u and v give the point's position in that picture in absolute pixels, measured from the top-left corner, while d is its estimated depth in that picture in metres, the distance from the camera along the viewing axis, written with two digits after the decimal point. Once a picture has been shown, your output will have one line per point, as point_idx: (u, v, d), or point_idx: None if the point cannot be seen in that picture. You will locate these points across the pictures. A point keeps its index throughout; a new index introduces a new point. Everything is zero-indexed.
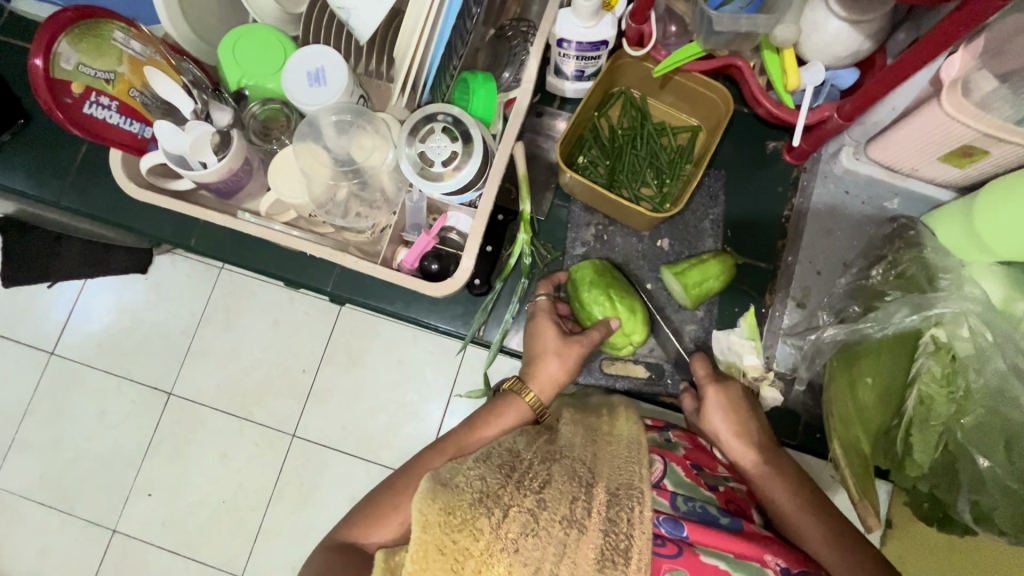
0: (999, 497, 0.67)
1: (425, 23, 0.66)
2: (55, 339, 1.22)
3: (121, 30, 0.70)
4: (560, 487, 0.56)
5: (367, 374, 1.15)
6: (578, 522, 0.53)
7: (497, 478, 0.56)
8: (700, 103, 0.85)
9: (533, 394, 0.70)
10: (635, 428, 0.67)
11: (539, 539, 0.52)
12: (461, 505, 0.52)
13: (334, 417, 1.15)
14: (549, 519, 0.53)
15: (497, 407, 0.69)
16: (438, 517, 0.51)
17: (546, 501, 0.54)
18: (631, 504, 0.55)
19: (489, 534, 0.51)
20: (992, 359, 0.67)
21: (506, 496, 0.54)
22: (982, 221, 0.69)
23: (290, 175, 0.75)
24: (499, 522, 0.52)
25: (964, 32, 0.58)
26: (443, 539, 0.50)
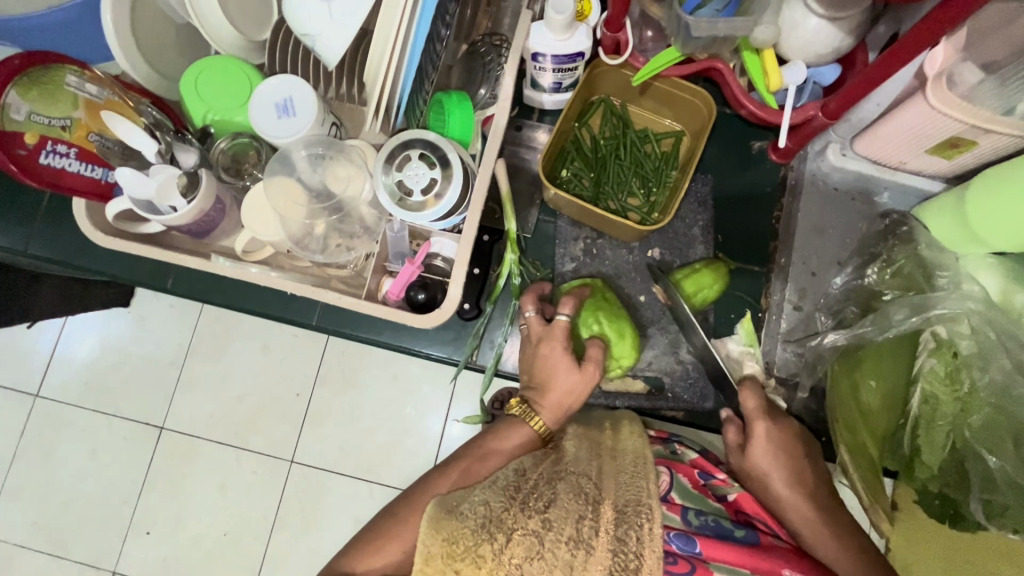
0: (1012, 496, 0.66)
1: (393, 47, 0.63)
2: (40, 380, 1.18)
3: (74, 74, 0.67)
4: (566, 505, 0.56)
5: (361, 392, 1.12)
6: (585, 542, 0.53)
7: (501, 501, 0.55)
8: (682, 108, 0.83)
9: (540, 419, 0.67)
10: (640, 440, 0.66)
11: (545, 561, 0.51)
12: (465, 532, 0.52)
13: (332, 439, 1.12)
14: (555, 540, 0.52)
15: (500, 432, 0.66)
16: (442, 548, 0.51)
17: (552, 522, 0.54)
18: (638, 521, 0.55)
19: (492, 561, 0.50)
20: (995, 356, 0.66)
21: (510, 519, 0.54)
22: (976, 213, 0.68)
23: (263, 212, 0.72)
24: (503, 547, 0.51)
25: (947, 29, 0.56)
26: (446, 567, 0.50)
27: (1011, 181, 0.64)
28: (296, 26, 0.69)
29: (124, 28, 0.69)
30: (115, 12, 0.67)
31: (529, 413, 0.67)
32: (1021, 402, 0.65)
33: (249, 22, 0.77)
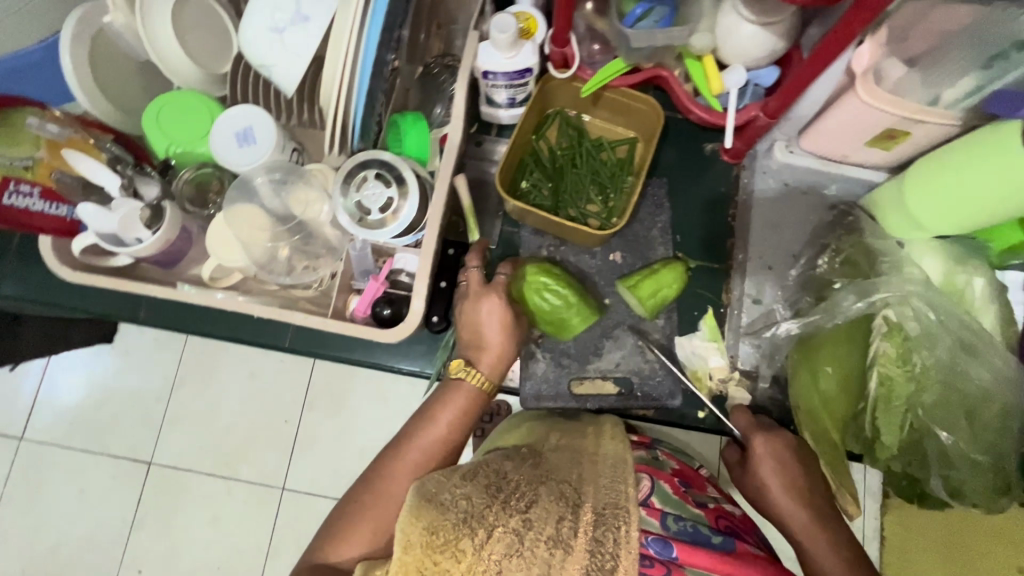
0: (968, 470, 0.69)
1: (343, 72, 0.66)
2: (24, 422, 1.17)
3: (35, 116, 0.69)
4: (546, 506, 0.55)
5: (352, 416, 1.14)
6: (564, 542, 0.52)
7: (483, 497, 0.55)
8: (633, 116, 0.86)
9: (479, 375, 0.70)
10: (621, 445, 0.67)
11: (524, 560, 0.50)
12: (444, 525, 0.52)
13: (323, 463, 1.14)
14: (534, 539, 0.52)
15: (445, 398, 0.68)
16: (421, 538, 0.51)
17: (532, 522, 0.53)
18: (617, 523, 0.54)
19: (471, 555, 0.50)
20: (940, 337, 0.69)
21: (490, 516, 0.53)
22: (915, 195, 0.72)
23: (226, 240, 0.74)
24: (482, 543, 0.51)
25: (860, 27, 0.60)
26: (424, 559, 0.51)
27: (947, 163, 0.68)
28: (254, 59, 0.71)
29: (84, 65, 0.73)
30: (75, 53, 0.71)
31: (467, 372, 0.69)
32: (968, 378, 0.68)
33: (207, 55, 0.79)
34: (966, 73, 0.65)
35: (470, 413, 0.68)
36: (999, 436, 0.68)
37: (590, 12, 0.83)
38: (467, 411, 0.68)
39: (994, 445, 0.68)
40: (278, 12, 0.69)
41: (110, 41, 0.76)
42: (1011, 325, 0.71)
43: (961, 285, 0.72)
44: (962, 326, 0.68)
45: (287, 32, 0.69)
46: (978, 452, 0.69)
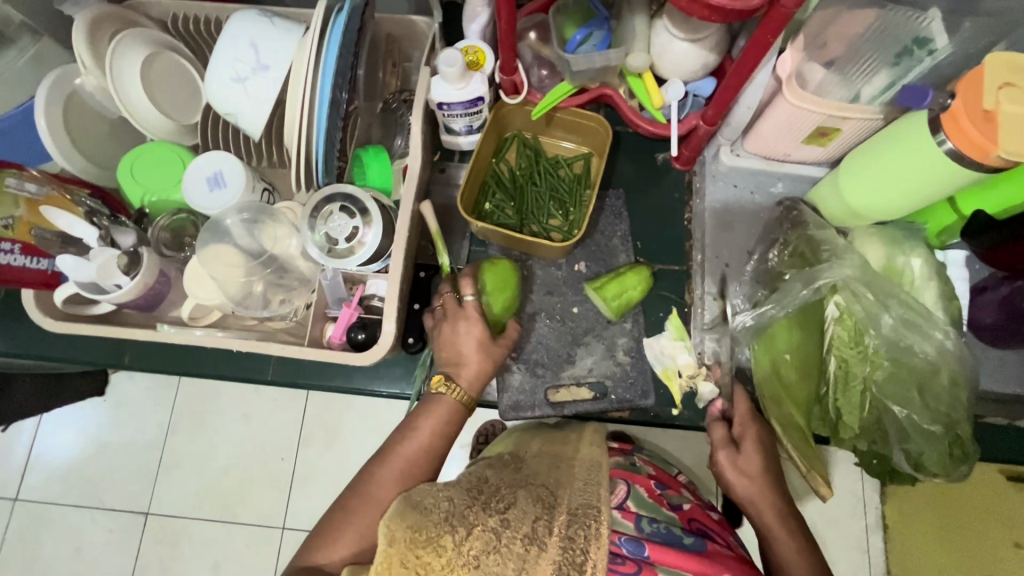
0: (924, 441, 0.73)
1: (303, 114, 0.71)
2: (18, 483, 1.18)
3: (14, 176, 0.72)
4: (524, 507, 0.57)
5: (346, 448, 1.16)
6: (539, 539, 0.53)
7: (464, 498, 0.56)
8: (585, 133, 0.91)
9: (461, 389, 0.71)
10: (597, 451, 0.70)
11: (501, 555, 0.51)
12: (427, 523, 0.51)
13: (320, 499, 1.15)
14: (511, 536, 0.53)
15: (429, 410, 0.70)
16: (405, 533, 0.49)
17: (510, 521, 0.54)
18: (588, 521, 0.56)
19: (452, 551, 0.49)
20: (881, 316, 0.72)
21: (471, 515, 0.54)
22: (851, 186, 0.76)
23: (203, 281, 0.77)
24: (463, 539, 0.51)
25: (774, 39, 0.64)
26: (409, 553, 0.48)
27: (879, 152, 0.72)
28: (219, 108, 0.75)
29: (58, 125, 0.77)
30: (50, 114, 0.76)
31: (447, 386, 0.71)
32: (912, 352, 0.72)
33: (176, 107, 0.84)
34: (879, 70, 0.71)
35: (449, 422, 0.70)
36: (951, 406, 0.71)
37: (535, 41, 0.88)
38: (450, 425, 0.70)
39: (946, 415, 0.71)
40: (239, 64, 0.74)
41: (82, 101, 0.81)
42: (953, 301, 0.75)
43: (900, 267, 0.76)
44: (902, 304, 0.71)
45: (249, 80, 0.74)
46: (931, 421, 0.72)
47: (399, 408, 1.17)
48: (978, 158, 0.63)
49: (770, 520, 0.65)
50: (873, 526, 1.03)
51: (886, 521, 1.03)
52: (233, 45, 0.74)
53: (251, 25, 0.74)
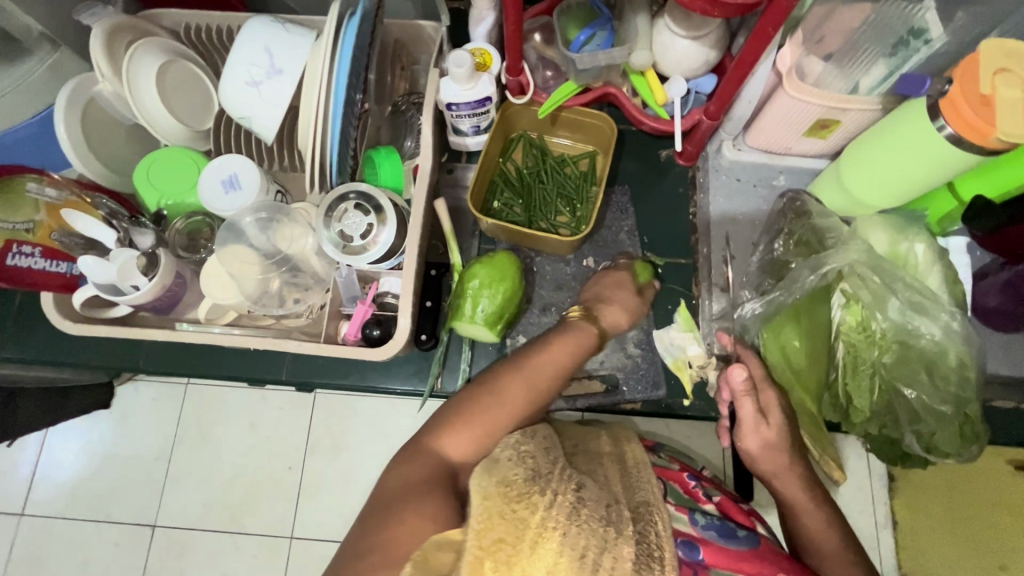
0: (935, 422, 0.73)
1: (317, 115, 0.73)
2: (25, 497, 1.18)
3: (34, 180, 0.73)
4: (594, 491, 0.54)
5: (356, 453, 1.17)
6: (614, 523, 0.52)
7: (544, 462, 0.55)
8: (590, 131, 0.93)
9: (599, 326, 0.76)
10: (642, 449, 0.68)
11: (583, 526, 0.48)
12: (516, 479, 0.50)
13: (330, 505, 1.15)
14: (590, 512, 0.50)
15: (554, 337, 0.73)
16: (497, 489, 0.48)
17: (586, 499, 0.52)
18: (651, 520, 0.57)
19: (543, 510, 0.48)
20: (888, 299, 0.73)
21: (552, 480, 0.52)
22: (852, 176, 0.78)
23: (220, 280, 0.79)
24: (552, 501, 0.49)
25: (775, 31, 0.66)
26: (503, 506, 0.47)
27: (879, 140, 0.73)
28: (233, 112, 0.77)
29: (76, 133, 0.78)
30: (68, 122, 0.77)
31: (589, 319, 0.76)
32: (919, 335, 0.73)
33: (189, 114, 0.86)
34: (876, 61, 0.73)
35: (585, 355, 0.73)
36: (960, 387, 0.72)
37: (539, 43, 0.91)
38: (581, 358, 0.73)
39: (956, 395, 0.72)
40: (254, 68, 0.76)
41: (99, 108, 0.82)
42: (956, 284, 0.76)
43: (905, 252, 0.77)
44: (908, 288, 0.73)
45: (264, 84, 0.76)
46: (940, 402, 0.73)
47: (409, 411, 1.18)
48: (977, 140, 0.65)
49: (793, 490, 0.68)
50: (883, 521, 1.02)
51: (896, 516, 1.02)
52: (248, 50, 0.76)
53: (265, 30, 0.76)
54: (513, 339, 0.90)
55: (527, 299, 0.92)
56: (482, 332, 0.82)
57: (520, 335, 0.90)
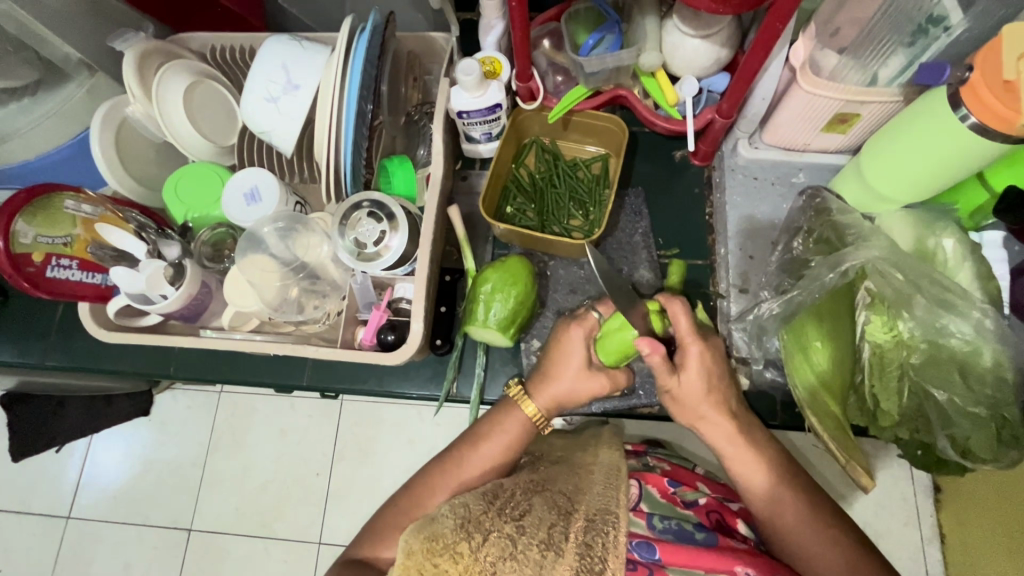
0: (969, 425, 0.70)
1: (331, 127, 0.76)
2: (71, 501, 1.24)
3: (71, 198, 0.78)
4: (539, 514, 0.57)
5: (382, 461, 1.18)
6: (556, 545, 0.53)
7: (479, 505, 0.57)
8: (602, 134, 0.93)
9: (533, 404, 0.70)
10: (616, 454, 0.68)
11: (518, 562, 0.51)
12: (445, 532, 0.52)
13: (356, 513, 1.17)
14: (527, 543, 0.53)
15: (499, 419, 0.70)
16: (421, 545, 0.51)
17: (525, 528, 0.54)
18: (605, 528, 0.55)
19: (468, 557, 0.50)
20: (913, 296, 0.70)
21: (486, 522, 0.54)
22: (871, 170, 0.76)
23: (242, 288, 0.81)
24: (478, 546, 0.52)
25: (783, 26, 0.65)
26: (425, 563, 0.50)
27: (902, 130, 0.71)
28: (253, 126, 0.81)
29: (110, 153, 0.83)
30: (103, 143, 0.82)
31: (523, 398, 0.70)
32: (948, 334, 0.70)
33: (215, 131, 0.90)
34: (895, 52, 0.70)
35: (521, 439, 0.69)
36: (997, 388, 0.68)
37: (549, 48, 0.91)
38: (520, 441, 0.69)
39: (991, 397, 0.69)
40: (272, 84, 0.79)
41: (132, 128, 0.87)
42: (991, 281, 0.72)
43: (933, 249, 0.74)
44: (935, 284, 0.70)
45: (281, 99, 0.79)
46: (974, 404, 0.69)
47: (433, 420, 1.19)
48: (1002, 128, 0.63)
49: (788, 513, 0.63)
50: (929, 534, 1.02)
51: (943, 530, 1.02)
52: (266, 68, 0.79)
53: (282, 48, 0.79)
54: (528, 343, 0.90)
55: (542, 303, 0.91)
56: (495, 336, 0.82)
57: (535, 339, 0.90)
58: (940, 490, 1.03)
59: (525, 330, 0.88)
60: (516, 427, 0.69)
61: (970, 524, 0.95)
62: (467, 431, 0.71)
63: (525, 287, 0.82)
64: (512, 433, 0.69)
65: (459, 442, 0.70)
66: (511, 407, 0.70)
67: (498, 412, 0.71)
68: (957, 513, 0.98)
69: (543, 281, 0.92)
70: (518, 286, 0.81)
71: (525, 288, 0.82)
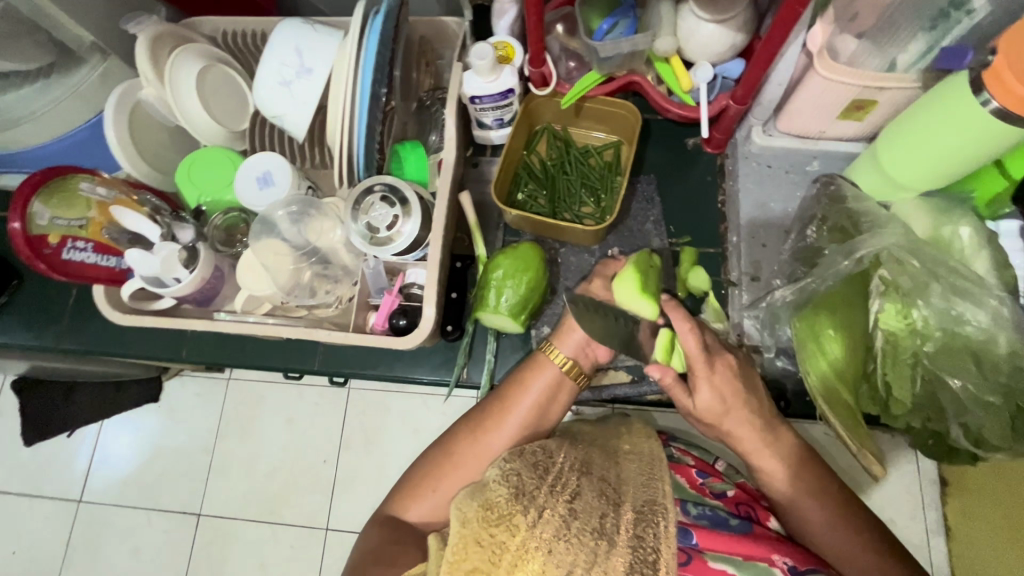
0: (982, 413, 0.70)
1: (344, 110, 0.75)
2: (82, 486, 1.26)
3: (86, 180, 0.79)
4: (589, 499, 0.56)
5: (390, 448, 1.19)
6: (608, 535, 0.54)
7: (532, 477, 0.55)
8: (614, 121, 0.92)
9: (560, 353, 0.69)
10: (654, 441, 0.67)
11: (572, 544, 0.51)
12: (499, 500, 0.52)
13: (363, 499, 1.18)
14: (580, 527, 0.53)
15: (527, 371, 0.69)
16: (477, 513, 0.51)
17: (578, 511, 0.54)
18: (655, 519, 0.56)
19: (525, 531, 0.51)
20: (928, 284, 0.70)
21: (540, 497, 0.54)
22: (889, 162, 0.75)
23: (255, 272, 0.82)
24: (534, 522, 0.51)
25: (803, 10, 0.64)
26: (481, 532, 0.50)
27: (921, 118, 0.70)
28: (266, 110, 0.80)
29: (124, 135, 0.83)
30: (116, 125, 0.82)
31: (547, 347, 0.70)
32: (964, 322, 0.70)
33: (227, 115, 0.90)
34: (914, 36, 0.70)
35: (549, 395, 0.68)
36: (1011, 376, 0.68)
37: (562, 33, 0.91)
38: (548, 395, 0.68)
39: (1007, 384, 0.68)
40: (285, 68, 0.78)
41: (145, 112, 0.87)
42: (1008, 269, 0.72)
43: (948, 237, 0.73)
44: (950, 272, 0.70)
45: (294, 83, 0.79)
46: (987, 393, 0.69)
47: (440, 408, 1.19)
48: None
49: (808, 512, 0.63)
50: (934, 528, 1.02)
51: (948, 522, 1.02)
52: (279, 51, 0.79)
53: (295, 31, 0.79)
54: (538, 330, 0.90)
55: (552, 291, 0.91)
56: (507, 322, 0.82)
57: (545, 326, 0.90)
58: (947, 482, 1.02)
59: (535, 317, 0.88)
60: (546, 379, 0.68)
61: (974, 517, 0.95)
62: (495, 392, 0.70)
63: (534, 274, 0.82)
64: (542, 386, 0.67)
65: (490, 402, 0.68)
66: (541, 359, 0.69)
67: (525, 365, 0.70)
68: (961, 506, 0.99)
69: (554, 267, 0.92)
70: (530, 273, 0.81)
71: (539, 276, 0.82)
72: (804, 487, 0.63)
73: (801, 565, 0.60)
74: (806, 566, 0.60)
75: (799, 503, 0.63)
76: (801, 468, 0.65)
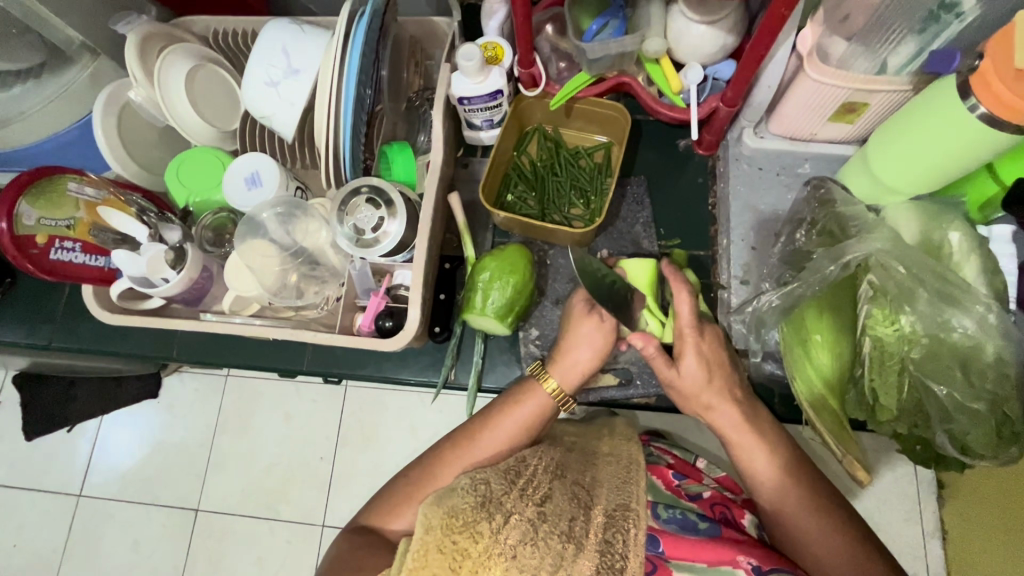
0: (968, 421, 0.69)
1: (330, 111, 0.75)
2: (81, 480, 1.27)
3: (74, 180, 0.79)
4: (560, 503, 0.57)
5: (384, 445, 1.20)
6: (576, 539, 0.54)
7: (502, 484, 0.56)
8: (605, 122, 0.92)
9: (553, 380, 0.69)
10: (634, 446, 0.67)
11: (538, 547, 0.51)
12: (465, 508, 0.52)
13: (359, 496, 1.19)
14: (548, 531, 0.53)
15: (517, 396, 0.69)
16: (441, 520, 0.50)
17: (546, 515, 0.54)
18: (626, 525, 0.56)
19: (489, 538, 0.50)
20: (915, 290, 0.70)
21: (508, 502, 0.54)
22: (880, 166, 0.74)
23: (242, 275, 0.82)
24: (499, 527, 0.51)
25: (789, 11, 0.63)
26: (444, 539, 0.49)
27: (912, 125, 0.69)
28: (255, 111, 0.80)
29: (113, 136, 0.84)
30: (105, 125, 0.83)
31: (541, 373, 0.70)
32: (952, 328, 0.69)
33: (217, 115, 0.90)
34: (906, 39, 0.68)
35: (538, 422, 0.68)
36: (998, 384, 0.68)
37: (552, 34, 0.90)
38: (538, 421, 0.68)
39: (992, 393, 0.68)
40: (272, 68, 0.78)
41: (134, 112, 0.87)
42: (998, 275, 0.71)
43: (938, 242, 0.73)
44: (938, 278, 0.69)
45: (281, 84, 0.79)
46: (973, 400, 0.69)
47: (435, 406, 1.20)
48: (1012, 117, 0.61)
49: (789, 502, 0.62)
50: (930, 530, 1.02)
51: (944, 525, 1.01)
52: (267, 51, 0.78)
53: (282, 31, 0.79)
54: (525, 333, 0.90)
55: (541, 292, 0.91)
56: (494, 324, 0.82)
57: (533, 327, 0.90)
58: (943, 485, 1.02)
59: (523, 319, 0.88)
60: (537, 406, 0.68)
61: (968, 521, 0.95)
62: (482, 412, 0.70)
63: (521, 275, 0.81)
64: (533, 412, 0.68)
65: (476, 424, 0.68)
66: (532, 386, 0.70)
67: (517, 390, 0.70)
68: (956, 510, 0.98)
69: (543, 268, 0.92)
70: (517, 274, 0.81)
71: (526, 278, 0.82)
72: (792, 476, 0.63)
73: (766, 566, 0.60)
74: (771, 566, 0.60)
75: (784, 494, 0.63)
76: (792, 471, 0.64)
